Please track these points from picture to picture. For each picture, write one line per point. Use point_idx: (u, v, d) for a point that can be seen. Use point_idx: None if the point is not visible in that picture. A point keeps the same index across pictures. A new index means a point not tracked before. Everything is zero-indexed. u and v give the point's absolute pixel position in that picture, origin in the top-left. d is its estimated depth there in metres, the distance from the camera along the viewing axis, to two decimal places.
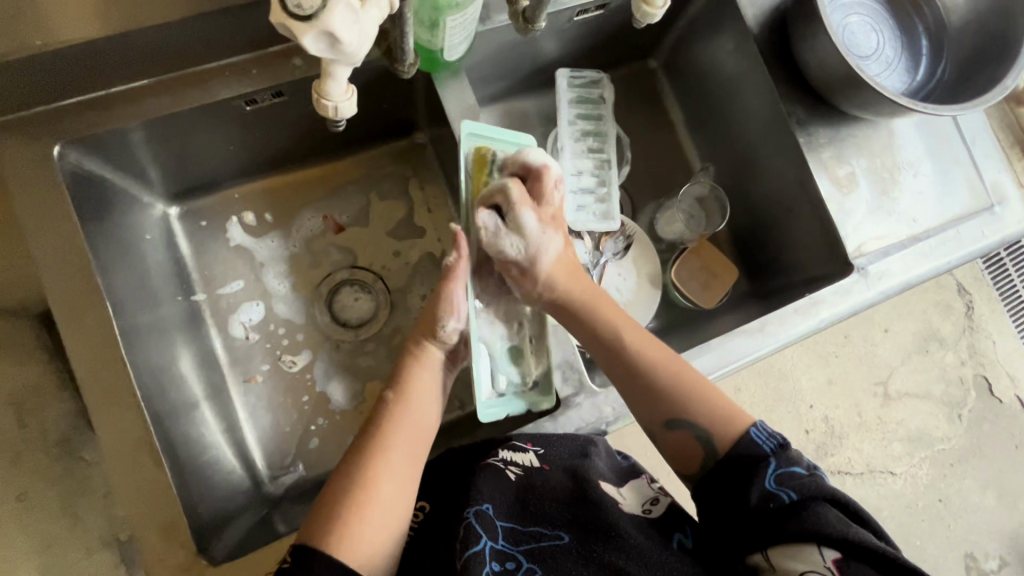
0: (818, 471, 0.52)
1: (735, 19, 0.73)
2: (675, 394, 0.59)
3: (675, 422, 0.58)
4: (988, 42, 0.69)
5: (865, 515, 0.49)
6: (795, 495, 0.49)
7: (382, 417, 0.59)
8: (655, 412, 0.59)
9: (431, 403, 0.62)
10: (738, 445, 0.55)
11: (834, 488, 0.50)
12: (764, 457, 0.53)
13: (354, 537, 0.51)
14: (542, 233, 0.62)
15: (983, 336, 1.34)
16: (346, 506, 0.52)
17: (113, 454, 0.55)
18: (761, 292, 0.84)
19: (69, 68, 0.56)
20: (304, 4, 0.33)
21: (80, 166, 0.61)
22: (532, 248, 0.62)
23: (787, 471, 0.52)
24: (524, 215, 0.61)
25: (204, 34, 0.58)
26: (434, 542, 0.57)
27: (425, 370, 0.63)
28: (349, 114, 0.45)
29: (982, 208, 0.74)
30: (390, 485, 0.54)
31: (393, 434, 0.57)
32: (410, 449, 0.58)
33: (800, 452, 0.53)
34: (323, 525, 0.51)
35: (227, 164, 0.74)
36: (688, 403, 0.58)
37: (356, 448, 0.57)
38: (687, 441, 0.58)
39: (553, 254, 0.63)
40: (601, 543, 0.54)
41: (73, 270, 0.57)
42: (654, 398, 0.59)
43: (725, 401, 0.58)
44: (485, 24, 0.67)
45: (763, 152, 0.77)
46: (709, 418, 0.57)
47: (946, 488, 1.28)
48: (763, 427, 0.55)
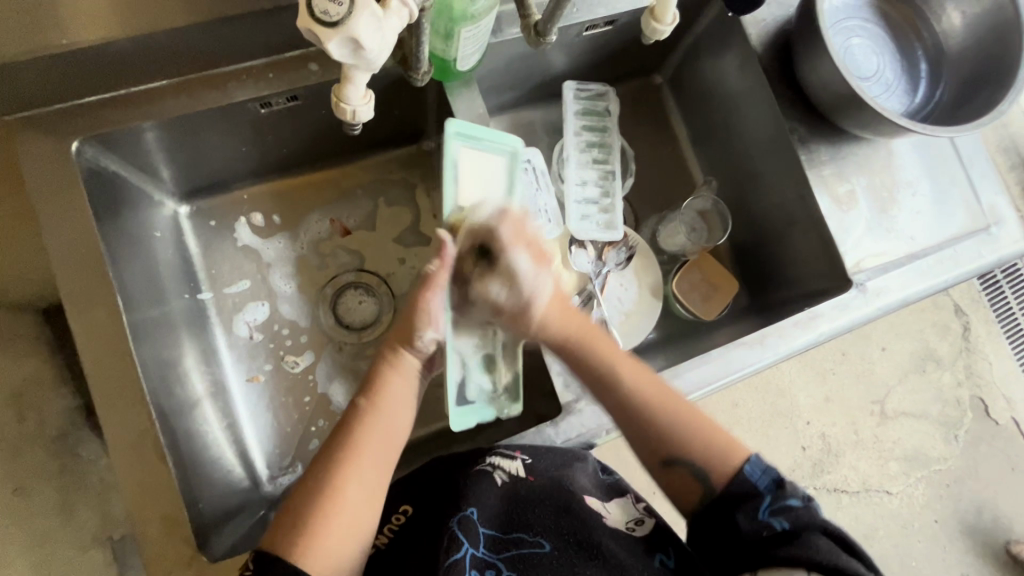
0: (814, 500, 0.51)
1: (740, 38, 0.75)
2: (670, 429, 0.58)
3: (676, 459, 0.57)
4: (985, 67, 0.71)
5: (856, 544, 0.49)
6: (787, 526, 0.49)
7: (351, 424, 0.57)
8: (652, 449, 0.58)
9: (403, 410, 0.59)
10: (731, 482, 0.54)
11: (827, 519, 0.49)
12: (760, 491, 0.52)
13: (316, 546, 0.50)
14: (534, 277, 0.59)
15: (979, 358, 1.35)
16: (309, 515, 0.52)
17: (117, 448, 0.55)
18: (761, 306, 0.85)
19: (92, 67, 0.57)
20: (331, 11, 0.35)
21: (95, 162, 0.62)
22: (527, 294, 0.60)
23: (783, 503, 0.51)
24: (512, 249, 0.59)
25: (224, 38, 0.60)
26: (411, 550, 0.56)
27: (399, 377, 0.60)
28: (366, 118, 0.46)
29: (979, 229, 0.75)
30: (356, 491, 0.53)
31: (361, 443, 0.56)
32: (378, 458, 0.56)
33: (796, 483, 0.52)
34: (286, 532, 0.51)
35: (239, 165, 0.76)
36: (680, 443, 0.57)
37: (324, 453, 0.56)
38: (687, 480, 0.56)
39: (546, 298, 0.61)
40: (582, 556, 0.54)
41: (85, 263, 0.58)
42: (650, 439, 0.58)
43: (718, 437, 0.57)
44: (497, 36, 0.68)
45: (766, 167, 0.79)
46: (705, 454, 0.56)
47: (942, 509, 1.28)
48: (758, 461, 0.54)
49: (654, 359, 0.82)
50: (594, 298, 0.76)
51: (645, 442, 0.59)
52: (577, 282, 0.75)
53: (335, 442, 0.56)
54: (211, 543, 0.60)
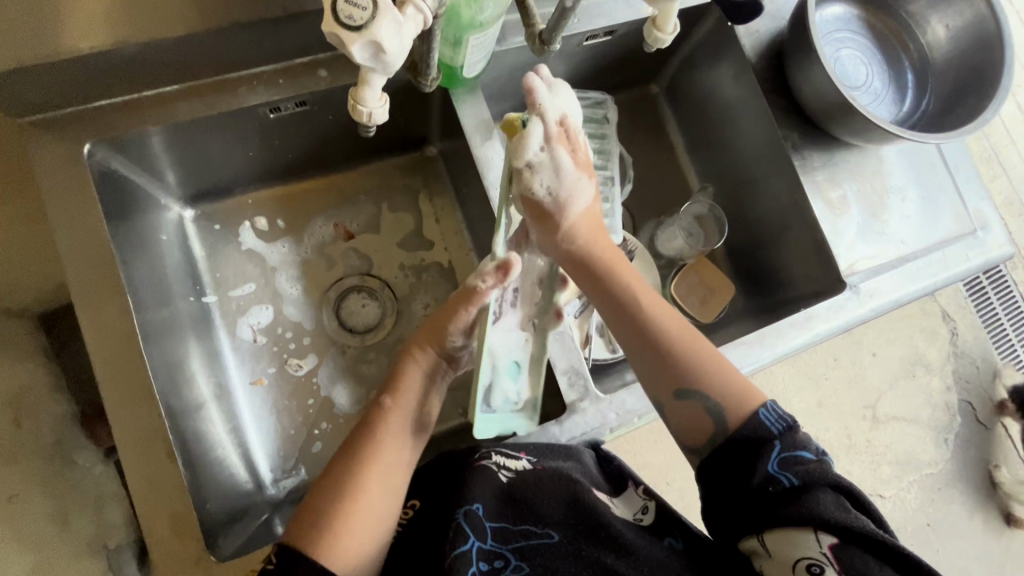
0: (824, 455, 0.52)
1: (735, 49, 0.78)
2: (683, 367, 0.58)
3: (688, 391, 0.57)
4: (969, 78, 0.74)
5: (858, 495, 0.50)
6: (796, 481, 0.49)
7: (373, 423, 0.58)
8: (666, 378, 0.58)
9: (424, 408, 0.62)
10: (745, 425, 0.54)
11: (837, 473, 0.50)
12: (771, 436, 0.52)
13: (342, 544, 0.51)
14: (575, 179, 0.61)
15: (968, 362, 1.38)
16: (335, 511, 0.52)
17: (127, 449, 0.55)
18: (756, 308, 0.87)
19: (105, 70, 0.58)
20: (355, 16, 0.36)
21: (106, 165, 0.63)
22: (566, 196, 0.61)
23: (793, 455, 0.51)
24: (559, 148, 0.58)
25: (237, 44, 0.61)
26: (421, 540, 0.55)
27: (422, 378, 0.62)
28: (381, 121, 0.47)
29: (965, 233, 0.78)
30: (380, 489, 0.55)
31: (385, 442, 0.57)
32: (400, 457, 0.58)
33: (806, 433, 0.52)
34: (308, 529, 0.51)
35: (245, 170, 0.77)
36: (701, 371, 0.57)
37: (348, 448, 0.57)
38: (699, 416, 0.56)
39: (580, 207, 0.63)
40: (590, 542, 0.53)
41: (97, 264, 0.58)
42: (666, 369, 0.58)
43: (735, 379, 0.57)
44: (502, 45, 0.70)
45: (761, 173, 0.81)
46: (725, 391, 0.56)
47: (934, 513, 1.30)
48: (774, 408, 0.54)
49: None
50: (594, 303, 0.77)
51: (658, 365, 0.59)
52: None
53: (357, 439, 0.58)
54: (219, 543, 0.60)
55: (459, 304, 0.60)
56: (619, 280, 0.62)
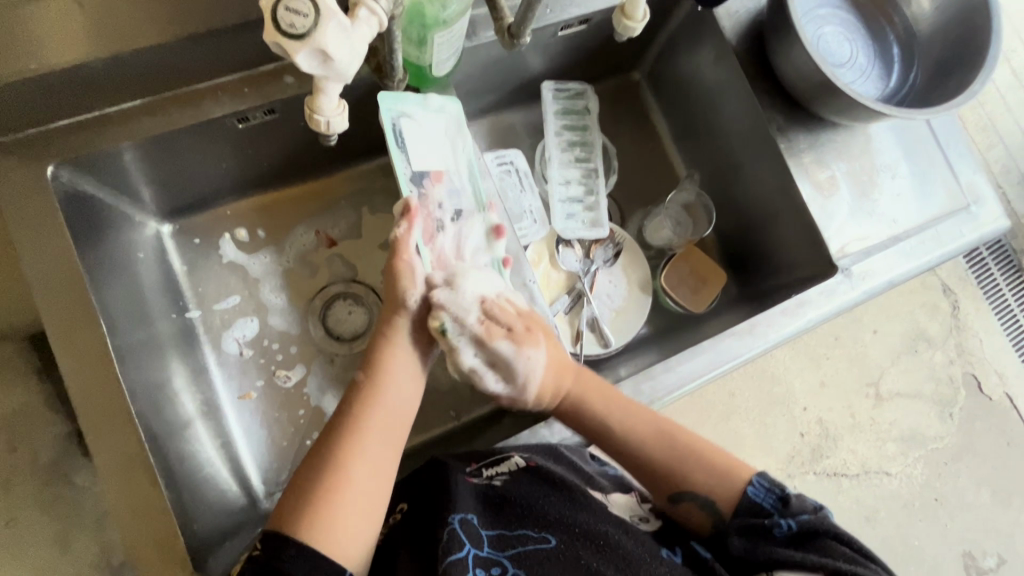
0: (822, 509, 0.54)
1: (715, 32, 0.76)
2: (672, 467, 0.60)
3: (681, 496, 0.59)
4: (956, 48, 0.72)
5: (863, 546, 0.52)
6: (796, 527, 0.53)
7: (351, 408, 0.57)
8: (658, 487, 0.61)
9: (411, 384, 0.61)
10: (739, 505, 0.57)
11: (837, 525, 0.53)
12: (769, 510, 0.55)
13: (333, 532, 0.50)
14: (521, 361, 0.60)
15: (970, 335, 1.36)
16: (318, 494, 0.52)
17: (108, 474, 0.55)
18: (750, 294, 0.85)
19: (63, 89, 0.57)
20: (296, 23, 0.35)
21: (73, 186, 0.61)
22: (520, 380, 0.61)
23: (792, 511, 0.54)
24: (494, 342, 0.60)
25: (195, 54, 0.59)
26: (413, 541, 0.53)
27: (399, 352, 0.61)
28: (340, 129, 0.46)
29: (958, 208, 0.76)
30: (361, 473, 0.53)
31: (366, 423, 0.56)
32: (385, 436, 0.56)
33: (801, 496, 0.55)
34: (292, 513, 0.51)
35: (220, 181, 0.75)
36: (685, 477, 0.60)
37: (329, 428, 0.56)
38: (693, 513, 0.58)
39: (540, 372, 0.62)
40: (589, 550, 0.51)
41: (67, 289, 0.57)
42: (656, 477, 0.61)
43: (719, 463, 0.60)
44: (472, 40, 0.68)
45: (748, 158, 0.79)
46: (710, 485, 0.58)
47: (942, 487, 1.29)
48: (762, 481, 0.57)
49: (647, 353, 0.82)
50: (584, 296, 0.80)
51: (649, 481, 0.61)
52: (565, 282, 0.81)
53: (337, 421, 0.57)
54: (210, 561, 0.59)
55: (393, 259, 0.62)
56: (594, 407, 0.62)
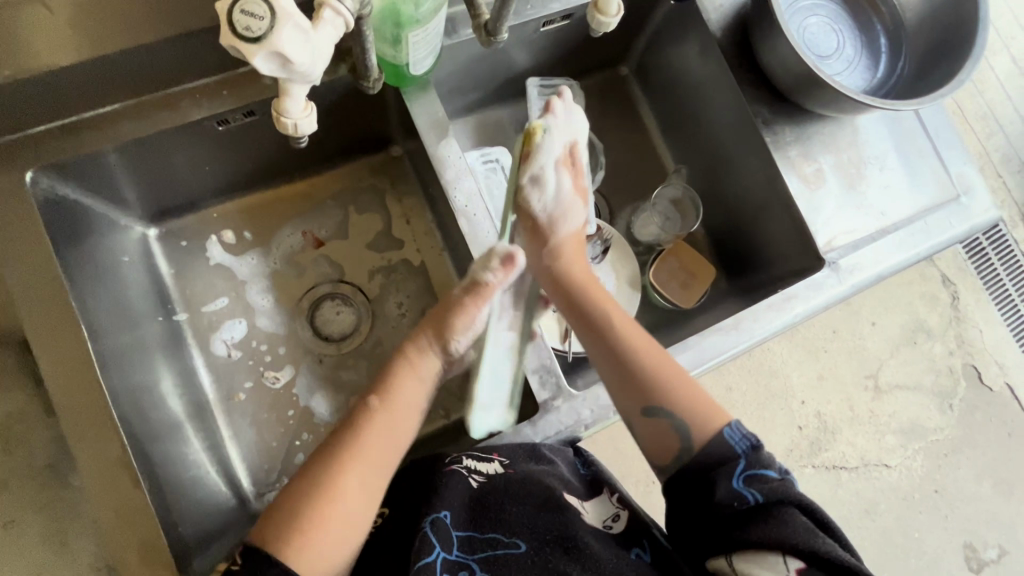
0: (788, 474, 0.52)
1: (699, 24, 0.75)
2: (649, 381, 0.60)
3: (654, 408, 0.58)
4: (944, 37, 0.71)
5: (826, 519, 0.50)
6: (761, 498, 0.50)
7: (355, 429, 0.57)
8: (632, 396, 0.60)
9: (414, 412, 0.60)
10: (710, 446, 0.54)
11: (801, 493, 0.50)
12: (737, 454, 0.53)
13: (315, 552, 0.50)
14: (570, 198, 0.67)
15: (970, 326, 1.35)
16: (307, 514, 0.51)
17: (91, 478, 0.55)
18: (740, 289, 0.84)
19: (39, 95, 0.57)
20: (252, 26, 0.34)
21: (53, 191, 0.61)
22: (557, 216, 0.67)
23: (759, 473, 0.51)
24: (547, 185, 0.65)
25: (172, 57, 0.59)
26: (388, 547, 0.54)
27: (414, 380, 0.61)
28: (309, 131, 0.46)
29: (948, 199, 0.75)
30: (354, 496, 0.53)
31: (365, 446, 0.56)
32: (380, 461, 0.56)
33: (770, 452, 0.53)
34: (280, 531, 0.50)
35: (205, 183, 0.75)
36: (662, 391, 0.59)
37: (329, 446, 0.56)
38: (664, 432, 0.57)
39: (574, 226, 0.68)
40: (557, 555, 0.52)
41: (48, 294, 0.57)
42: (632, 382, 0.60)
43: (706, 405, 0.58)
44: (452, 38, 0.68)
45: (735, 152, 0.78)
46: (688, 411, 0.57)
47: (942, 479, 1.28)
48: (738, 427, 0.55)
49: None
50: None
51: (625, 382, 0.60)
52: None
53: (339, 440, 0.56)
54: (191, 565, 0.60)
55: (464, 297, 0.61)
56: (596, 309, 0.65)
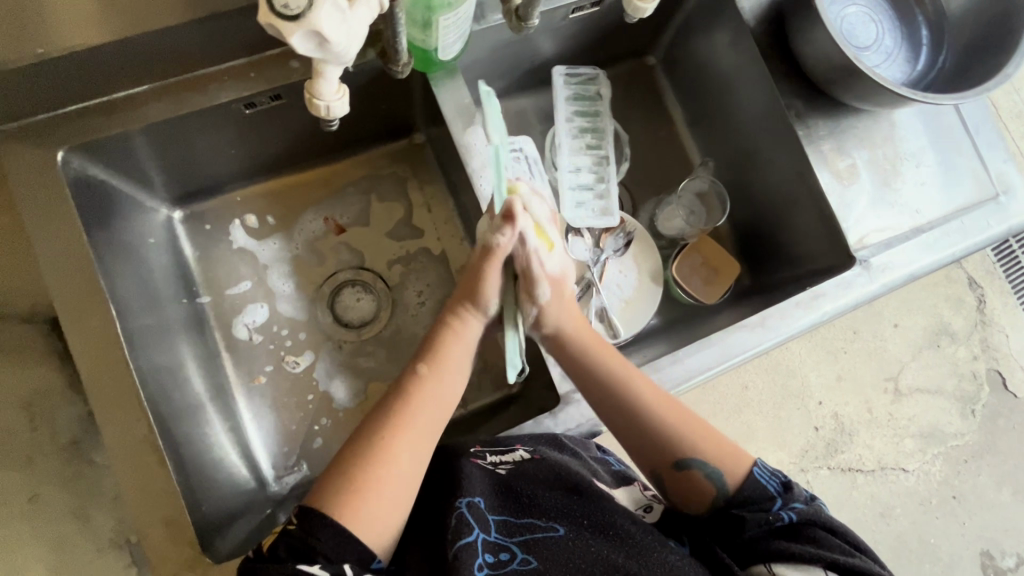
0: (816, 501, 0.53)
1: (732, 13, 0.73)
2: (672, 432, 0.59)
3: (684, 462, 0.57)
4: (989, 29, 0.69)
5: (861, 543, 0.50)
6: (793, 519, 0.51)
7: (405, 390, 0.58)
8: (663, 454, 0.58)
9: (462, 379, 0.61)
10: (745, 485, 0.55)
11: (831, 517, 0.51)
12: (772, 493, 0.54)
13: (373, 514, 0.51)
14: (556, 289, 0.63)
15: (995, 330, 1.32)
16: (360, 476, 0.52)
17: (118, 457, 0.56)
18: (763, 286, 0.83)
19: (71, 75, 0.57)
20: (291, 5, 0.35)
21: (83, 172, 0.62)
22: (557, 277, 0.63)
23: (791, 501, 0.52)
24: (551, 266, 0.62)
25: (201, 39, 0.59)
26: (424, 535, 0.53)
27: (458, 344, 0.62)
28: (340, 113, 0.48)
29: (987, 198, 0.73)
30: (409, 458, 0.54)
31: (417, 410, 0.57)
32: (431, 426, 0.57)
33: (800, 486, 0.54)
34: (338, 491, 0.51)
35: (229, 167, 0.75)
36: (688, 441, 0.58)
37: (382, 407, 0.57)
38: (699, 482, 0.56)
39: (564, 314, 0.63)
40: (597, 537, 0.51)
41: (79, 273, 0.58)
42: (660, 442, 0.59)
43: (722, 441, 0.58)
44: (480, 23, 0.67)
45: (764, 146, 0.77)
46: (716, 457, 0.57)
47: (960, 485, 1.26)
48: (765, 465, 0.56)
49: (656, 345, 0.81)
50: (593, 286, 0.78)
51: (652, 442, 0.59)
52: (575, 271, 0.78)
53: (390, 404, 0.57)
54: (216, 545, 0.60)
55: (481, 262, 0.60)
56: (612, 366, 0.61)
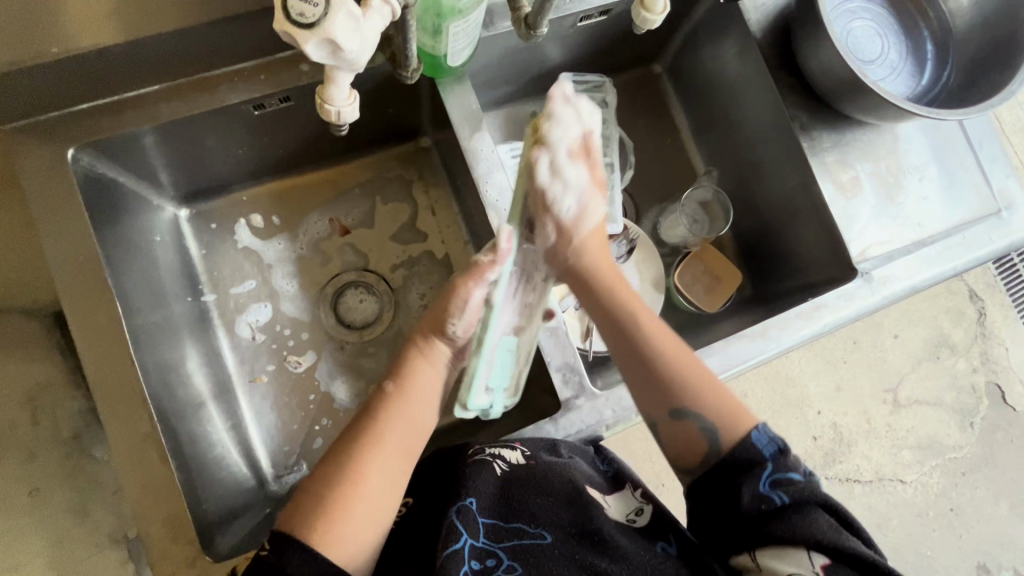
0: (814, 475, 0.51)
1: (739, 25, 0.74)
2: (680, 389, 0.58)
3: (682, 412, 0.57)
4: (994, 46, 0.69)
5: (848, 517, 0.51)
6: (786, 499, 0.50)
7: (375, 416, 0.57)
8: (659, 399, 0.58)
9: (434, 399, 0.60)
10: (739, 447, 0.54)
11: (827, 493, 0.50)
12: (765, 458, 0.52)
13: (339, 543, 0.50)
14: (586, 202, 0.62)
15: (995, 343, 1.32)
16: (331, 499, 0.52)
17: (120, 454, 0.56)
18: (765, 296, 0.83)
19: (82, 74, 0.58)
20: (306, 13, 0.36)
21: (92, 170, 0.63)
22: (577, 211, 0.62)
23: (785, 475, 0.51)
24: (562, 199, 0.61)
25: (213, 41, 0.60)
26: (417, 538, 0.54)
27: (429, 369, 0.60)
28: (351, 119, 0.48)
29: (989, 213, 0.73)
30: (375, 487, 0.53)
31: (387, 432, 0.56)
32: (401, 453, 0.56)
33: (798, 456, 0.53)
34: (305, 518, 0.51)
35: (237, 167, 0.76)
36: (690, 393, 0.58)
37: (349, 436, 0.56)
38: (692, 433, 0.56)
39: (593, 224, 0.64)
40: (583, 546, 0.52)
41: (87, 270, 0.59)
42: (655, 381, 0.59)
43: (730, 400, 0.57)
44: (490, 30, 0.68)
45: (768, 157, 0.77)
46: (718, 414, 0.56)
47: (957, 497, 1.26)
48: (765, 430, 0.54)
49: None
50: None
51: (652, 387, 0.59)
52: None
53: (358, 427, 0.57)
54: (215, 543, 0.60)
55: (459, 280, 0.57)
56: (619, 300, 0.63)
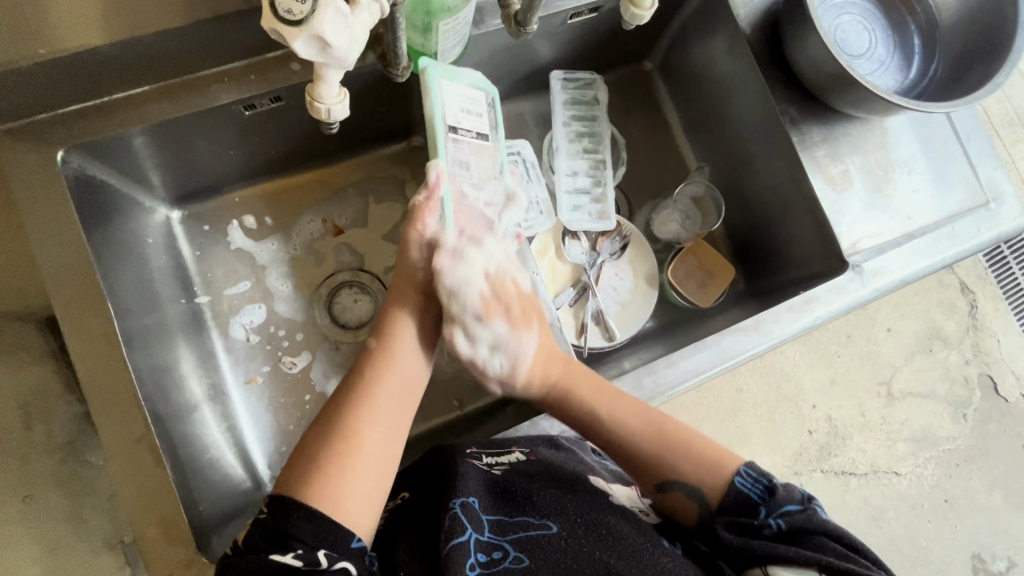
0: (811, 502, 0.53)
1: (728, 21, 0.74)
2: (654, 454, 0.61)
3: (668, 483, 0.59)
4: (980, 39, 0.70)
5: (855, 543, 0.51)
6: (784, 525, 0.51)
7: (364, 371, 0.60)
8: (645, 475, 0.61)
9: (419, 352, 0.63)
10: (726, 496, 0.56)
11: (827, 520, 0.51)
12: (755, 501, 0.55)
13: (335, 498, 0.50)
14: (516, 341, 0.64)
15: (987, 335, 1.33)
16: (326, 454, 0.53)
17: (115, 456, 0.56)
18: (760, 290, 0.83)
19: (72, 75, 0.57)
20: (294, 9, 0.36)
21: (83, 172, 0.62)
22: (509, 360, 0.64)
23: (780, 508, 0.53)
24: (491, 320, 0.64)
25: (202, 40, 0.60)
26: (417, 529, 0.54)
27: (410, 328, 0.64)
28: (341, 117, 0.49)
29: (977, 205, 0.74)
30: (371, 435, 0.55)
31: (378, 384, 0.59)
32: (393, 405, 0.58)
33: (791, 486, 0.55)
34: (302, 477, 0.51)
35: (229, 168, 0.75)
36: (673, 462, 0.60)
37: (340, 392, 0.59)
38: (682, 501, 0.58)
39: (531, 356, 0.65)
40: (591, 537, 0.51)
41: (78, 272, 0.58)
42: (641, 462, 0.61)
43: (708, 454, 0.60)
44: (480, 28, 0.68)
45: (758, 151, 0.78)
46: (697, 473, 0.59)
47: (952, 488, 1.27)
48: (749, 472, 0.57)
49: (651, 348, 0.81)
50: (589, 289, 0.79)
51: (635, 467, 0.61)
52: (571, 275, 0.80)
53: (348, 383, 0.59)
54: (211, 544, 0.60)
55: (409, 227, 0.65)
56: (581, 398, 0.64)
